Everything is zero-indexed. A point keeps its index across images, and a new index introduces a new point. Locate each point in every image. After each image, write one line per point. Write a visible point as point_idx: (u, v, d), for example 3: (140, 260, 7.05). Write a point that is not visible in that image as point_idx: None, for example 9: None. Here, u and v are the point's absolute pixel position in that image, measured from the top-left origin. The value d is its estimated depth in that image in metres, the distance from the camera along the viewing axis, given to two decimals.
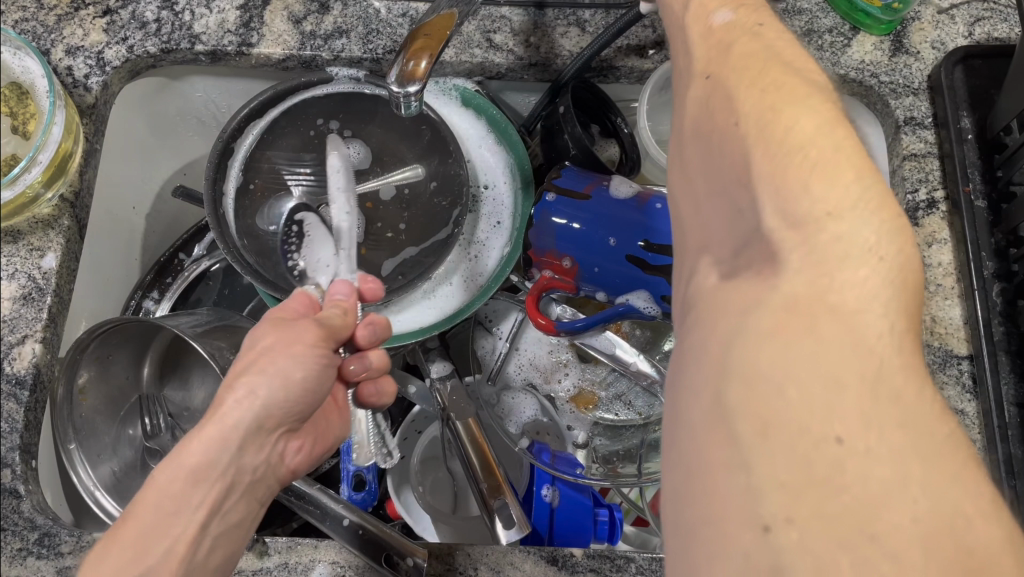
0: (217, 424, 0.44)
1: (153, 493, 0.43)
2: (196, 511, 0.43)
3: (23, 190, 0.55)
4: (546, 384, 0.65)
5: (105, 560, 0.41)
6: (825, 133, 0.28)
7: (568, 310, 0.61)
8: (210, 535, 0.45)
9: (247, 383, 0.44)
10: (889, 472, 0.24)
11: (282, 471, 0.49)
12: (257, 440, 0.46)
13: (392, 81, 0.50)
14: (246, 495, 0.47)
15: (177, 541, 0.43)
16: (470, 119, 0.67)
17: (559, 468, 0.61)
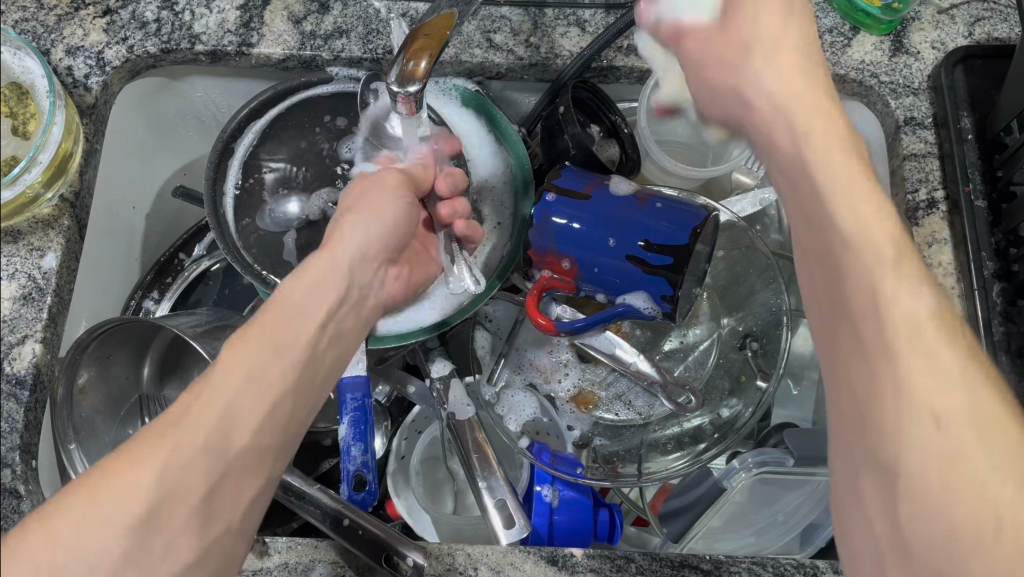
0: (327, 255, 0.51)
1: (279, 307, 0.46)
2: (317, 312, 0.47)
3: (23, 190, 0.55)
4: (546, 384, 0.65)
5: (244, 352, 0.43)
6: (833, 248, 0.36)
7: (568, 309, 0.62)
8: (325, 343, 0.48)
9: (353, 220, 0.54)
10: (864, 498, 0.36)
11: (383, 294, 0.56)
12: (364, 267, 0.53)
13: (393, 80, 0.51)
14: (354, 312, 0.52)
15: (302, 339, 0.45)
16: (469, 119, 0.66)
17: (559, 468, 0.60)
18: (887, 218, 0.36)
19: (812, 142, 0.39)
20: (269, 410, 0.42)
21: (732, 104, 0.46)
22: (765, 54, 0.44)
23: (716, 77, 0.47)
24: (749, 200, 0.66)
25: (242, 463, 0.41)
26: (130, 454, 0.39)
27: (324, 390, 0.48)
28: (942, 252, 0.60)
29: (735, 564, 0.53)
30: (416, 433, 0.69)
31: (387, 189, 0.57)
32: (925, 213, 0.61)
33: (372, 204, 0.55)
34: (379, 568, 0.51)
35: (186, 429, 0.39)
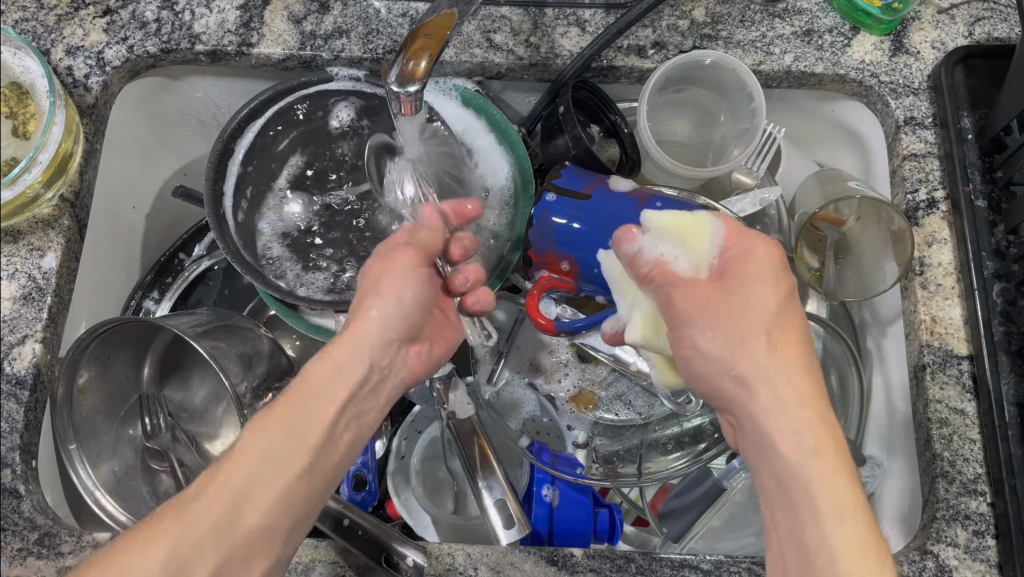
0: (352, 334, 0.46)
1: (298, 391, 0.44)
2: (338, 394, 0.45)
3: (23, 190, 0.55)
4: (546, 384, 0.64)
5: (260, 441, 0.43)
6: (772, 393, 0.43)
7: (567, 309, 0.62)
8: (343, 428, 0.45)
9: (371, 303, 0.47)
10: None
11: (404, 374, 0.49)
12: (384, 350, 0.47)
13: (393, 80, 0.51)
14: (370, 396, 0.47)
15: (322, 419, 0.44)
16: (470, 117, 0.64)
17: (559, 468, 0.62)
18: (811, 393, 0.43)
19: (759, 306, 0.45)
20: (281, 490, 0.42)
21: (716, 377, 0.45)
22: (763, 338, 0.44)
23: (718, 344, 0.44)
24: (749, 200, 0.66)
25: (248, 545, 0.42)
26: (152, 527, 0.41)
27: (338, 475, 0.46)
28: (942, 252, 0.60)
29: (735, 564, 0.53)
30: (416, 433, 0.69)
31: (408, 266, 0.48)
32: (925, 213, 0.61)
33: (395, 288, 0.47)
34: (379, 569, 0.52)
35: (210, 494, 0.41)
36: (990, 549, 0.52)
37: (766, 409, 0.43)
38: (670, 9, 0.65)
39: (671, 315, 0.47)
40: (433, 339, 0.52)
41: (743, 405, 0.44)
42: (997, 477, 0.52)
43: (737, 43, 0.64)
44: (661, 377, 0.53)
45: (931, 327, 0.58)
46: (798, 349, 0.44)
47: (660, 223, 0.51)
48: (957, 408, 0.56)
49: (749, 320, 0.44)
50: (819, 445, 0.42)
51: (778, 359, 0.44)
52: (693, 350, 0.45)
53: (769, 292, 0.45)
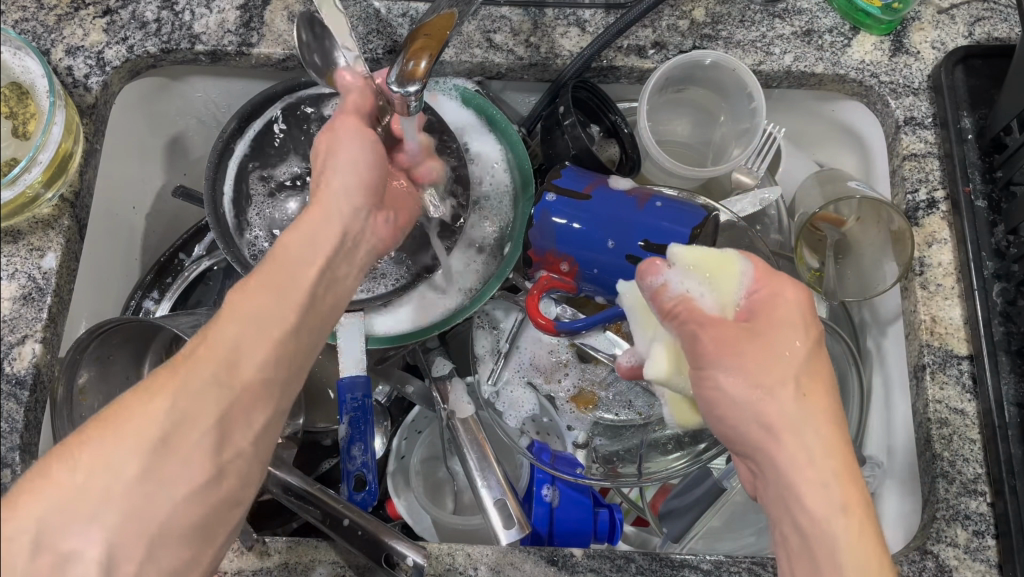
0: (319, 206, 0.46)
1: (279, 260, 0.44)
2: (315, 256, 0.44)
3: (23, 190, 0.55)
4: (546, 384, 0.64)
5: (253, 298, 0.42)
6: (798, 441, 0.42)
7: (567, 309, 0.62)
8: (324, 291, 0.45)
9: (332, 169, 0.47)
10: None
11: (375, 240, 0.49)
12: (355, 219, 0.47)
13: (392, 81, 0.50)
14: (354, 250, 0.47)
15: (304, 282, 0.43)
16: (472, 119, 0.66)
17: (559, 468, 0.62)
18: (835, 442, 0.43)
19: (788, 352, 0.44)
20: (274, 349, 0.42)
21: (740, 422, 0.44)
22: (792, 385, 0.44)
23: (743, 387, 0.44)
24: (749, 200, 0.66)
25: (249, 397, 0.41)
26: (149, 388, 0.40)
27: (323, 335, 0.46)
28: (942, 252, 0.60)
29: (735, 564, 0.53)
30: (416, 433, 0.69)
31: (359, 131, 0.48)
32: (925, 213, 0.61)
33: (346, 151, 0.47)
34: (379, 568, 0.51)
35: (200, 361, 0.40)
36: (990, 549, 0.52)
37: (795, 461, 0.42)
38: (670, 9, 0.65)
39: (693, 352, 0.46)
40: (396, 210, 0.53)
41: (769, 453, 0.43)
42: (997, 477, 0.52)
43: (737, 43, 0.64)
44: (676, 415, 0.52)
45: (931, 327, 0.58)
46: (825, 399, 0.44)
47: (686, 258, 0.49)
48: (957, 408, 0.56)
49: (778, 365, 0.44)
50: (848, 500, 0.41)
51: (807, 408, 0.43)
52: (716, 391, 0.45)
53: (798, 338, 0.45)
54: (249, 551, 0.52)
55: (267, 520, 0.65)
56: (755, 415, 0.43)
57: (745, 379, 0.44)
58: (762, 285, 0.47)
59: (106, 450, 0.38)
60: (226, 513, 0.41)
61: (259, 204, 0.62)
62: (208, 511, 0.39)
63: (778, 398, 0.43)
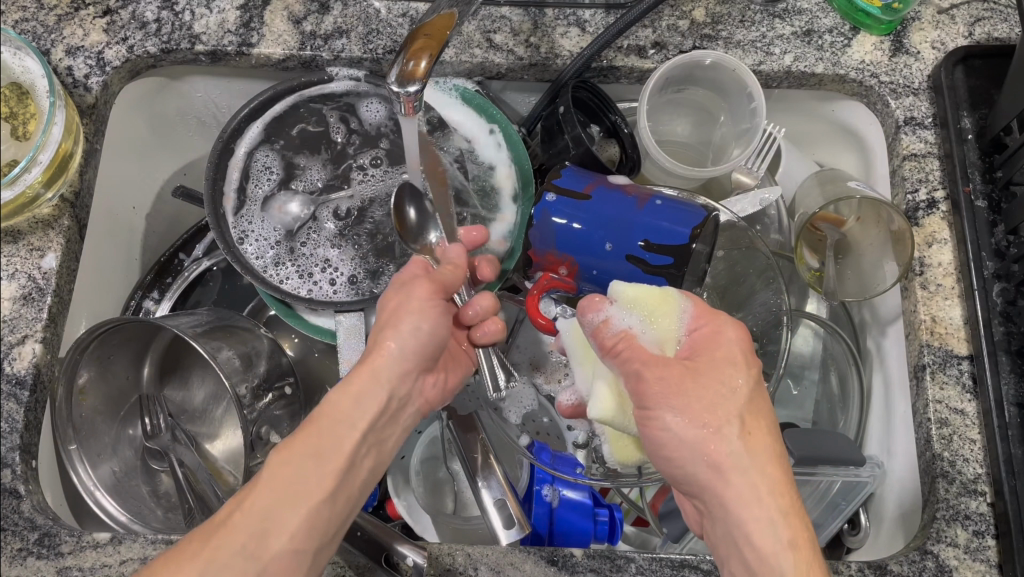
0: (370, 377, 0.48)
1: (321, 419, 0.47)
2: (359, 423, 0.47)
3: (23, 190, 0.55)
4: (546, 384, 0.63)
5: (294, 463, 0.45)
6: (742, 477, 0.45)
7: (568, 310, 0.58)
8: (364, 454, 0.48)
9: (390, 337, 0.49)
10: None
11: (419, 402, 0.53)
12: (405, 385, 0.50)
13: (393, 80, 0.51)
14: (394, 421, 0.51)
15: (346, 447, 0.46)
16: (484, 127, 0.65)
17: (559, 469, 0.61)
18: (778, 476, 0.45)
19: (730, 391, 0.47)
20: (307, 517, 0.44)
21: (688, 462, 0.46)
22: (736, 424, 0.46)
23: (687, 426, 0.45)
24: (749, 200, 0.66)
25: (276, 566, 0.43)
26: (179, 554, 0.42)
27: (360, 501, 0.48)
28: (942, 253, 0.60)
29: None
30: (416, 433, 0.69)
31: (430, 299, 0.51)
32: (925, 213, 0.61)
33: (413, 323, 0.50)
34: (379, 568, 0.52)
35: (232, 529, 0.43)
36: (990, 549, 0.52)
37: (741, 498, 0.44)
38: (670, 9, 0.65)
39: (638, 393, 0.47)
40: (445, 372, 0.56)
41: (717, 491, 0.45)
42: (997, 477, 0.53)
43: (737, 43, 0.64)
44: (615, 452, 0.55)
45: (931, 327, 0.58)
46: (767, 436, 0.47)
47: (627, 295, 0.51)
48: (957, 408, 0.56)
49: (720, 404, 0.46)
50: (795, 536, 0.43)
51: (749, 446, 0.46)
52: (662, 431, 0.46)
53: (740, 377, 0.47)
54: None
55: None
56: (703, 457, 0.45)
57: (692, 421, 0.45)
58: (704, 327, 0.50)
59: None
60: None
61: (258, 174, 0.62)
62: None
63: (719, 436, 0.45)
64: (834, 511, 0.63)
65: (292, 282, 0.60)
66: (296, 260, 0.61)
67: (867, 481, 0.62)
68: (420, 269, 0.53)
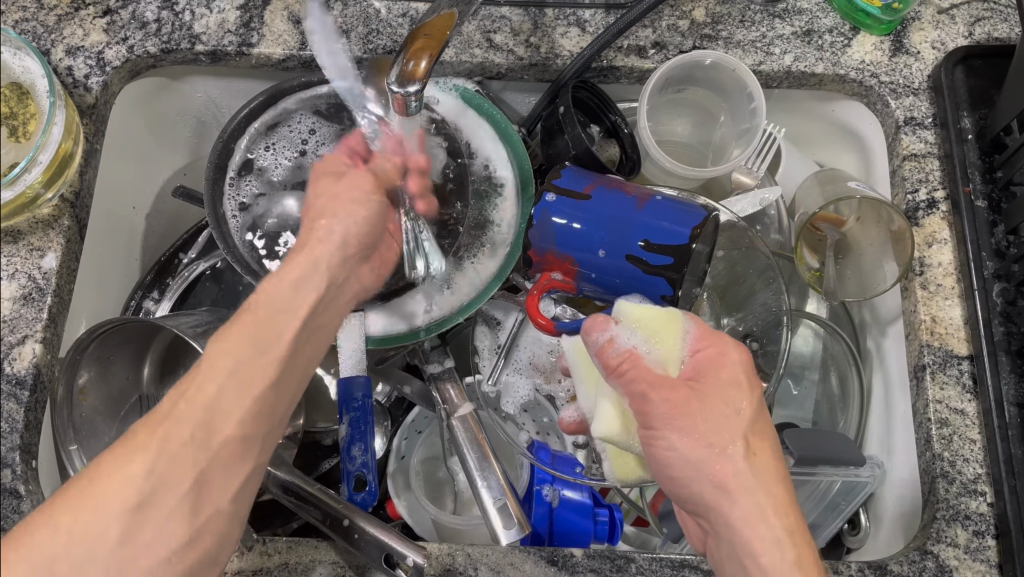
0: (303, 257, 0.47)
1: (258, 306, 0.45)
2: (295, 310, 0.45)
3: (23, 190, 0.55)
4: (546, 384, 0.64)
5: (232, 346, 0.43)
6: (752, 502, 0.45)
7: (568, 309, 0.61)
8: (306, 342, 0.46)
9: (325, 222, 0.48)
10: None
11: (356, 290, 0.51)
12: (341, 267, 0.48)
13: (393, 81, 0.51)
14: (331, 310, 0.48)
15: (285, 334, 0.44)
16: (501, 149, 0.64)
17: (559, 468, 0.61)
18: (784, 500, 0.45)
19: (735, 413, 0.47)
20: (252, 409, 0.43)
21: (693, 481, 0.46)
22: (741, 445, 0.46)
23: (691, 446, 0.46)
24: (749, 200, 0.66)
25: (225, 456, 0.43)
26: (130, 443, 0.42)
27: (302, 386, 0.47)
28: (942, 252, 0.60)
29: None
30: (416, 433, 0.69)
31: (361, 193, 0.50)
32: (925, 213, 0.61)
33: (345, 211, 0.49)
34: (378, 568, 0.51)
35: (177, 421, 0.42)
36: (990, 549, 0.52)
37: (747, 519, 0.44)
38: (670, 9, 0.65)
39: (643, 413, 0.47)
40: (381, 265, 0.55)
41: (722, 510, 0.45)
42: (997, 477, 0.53)
43: (737, 43, 0.64)
44: (616, 469, 0.53)
45: (931, 327, 0.58)
46: (770, 457, 0.47)
47: (631, 315, 0.50)
48: (957, 408, 0.56)
49: (725, 426, 0.47)
50: (800, 557, 0.43)
51: (755, 468, 0.46)
52: (668, 452, 0.46)
53: (743, 399, 0.48)
54: (249, 551, 0.53)
55: (268, 519, 0.65)
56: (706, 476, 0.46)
57: (696, 441, 0.46)
58: (712, 348, 0.49)
59: (88, 510, 0.40)
60: (205, 568, 0.43)
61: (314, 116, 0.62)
62: (188, 567, 0.42)
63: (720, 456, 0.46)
64: (834, 511, 0.63)
65: (263, 155, 0.61)
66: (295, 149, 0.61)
67: (867, 481, 0.62)
68: (346, 161, 0.53)
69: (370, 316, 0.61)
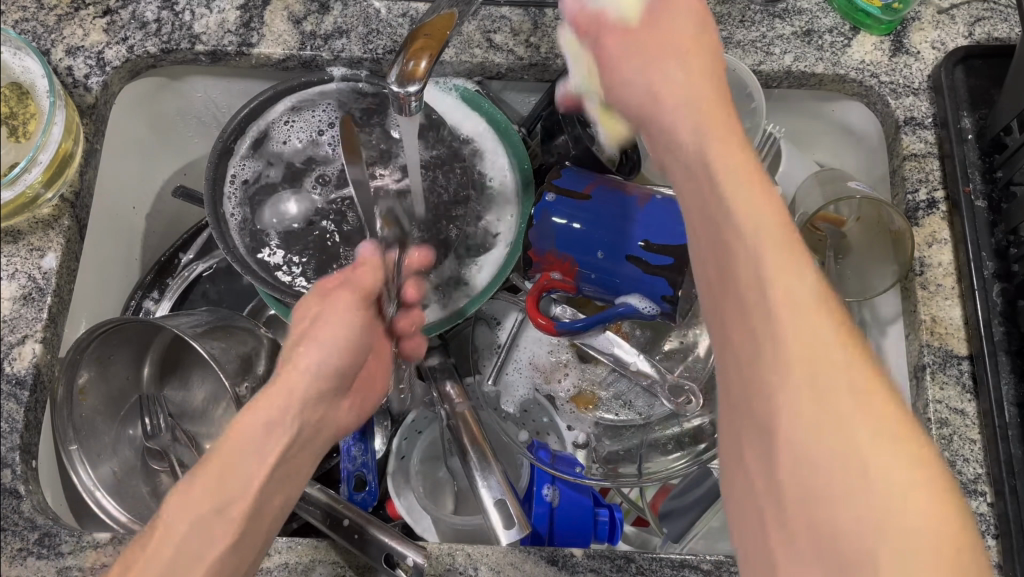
0: (284, 389, 0.47)
1: (230, 439, 0.44)
2: (274, 442, 0.45)
3: (23, 190, 0.55)
4: (546, 384, 0.64)
5: (198, 485, 0.42)
6: (698, 131, 0.38)
7: (568, 310, 0.61)
8: (282, 473, 0.46)
9: (305, 348, 0.48)
10: (893, 494, 0.32)
11: (338, 427, 0.52)
12: (320, 403, 0.49)
13: (393, 81, 0.51)
14: (312, 443, 0.49)
15: (266, 463, 0.44)
16: (499, 150, 0.64)
17: (559, 468, 0.61)
18: (750, 168, 0.37)
19: (674, 33, 0.41)
20: (227, 545, 0.42)
21: (667, 113, 0.40)
22: (694, 105, 0.39)
23: (688, 80, 0.40)
24: None
25: None
26: None
27: (278, 522, 0.47)
28: (942, 252, 0.60)
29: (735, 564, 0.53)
30: (416, 433, 0.69)
31: (347, 315, 0.50)
32: (925, 213, 0.61)
33: (329, 333, 0.49)
34: (378, 568, 0.51)
35: (148, 562, 0.41)
36: (990, 549, 0.52)
37: (701, 153, 0.38)
38: None
39: (602, 55, 0.43)
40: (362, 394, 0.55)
41: (700, 199, 0.38)
42: (997, 477, 0.52)
43: (737, 43, 0.64)
44: (607, 130, 0.58)
45: (931, 327, 0.58)
46: (709, 62, 0.41)
47: None
48: (957, 409, 0.56)
49: (672, 46, 0.41)
50: (789, 250, 0.35)
51: (703, 113, 0.39)
52: (623, 88, 0.42)
53: (693, 24, 0.42)
54: None
55: None
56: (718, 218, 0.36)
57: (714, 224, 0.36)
58: None
59: None
60: None
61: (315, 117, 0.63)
62: None
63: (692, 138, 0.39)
64: None
65: (263, 146, 0.61)
66: (310, 134, 0.63)
67: None
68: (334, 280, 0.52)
69: None
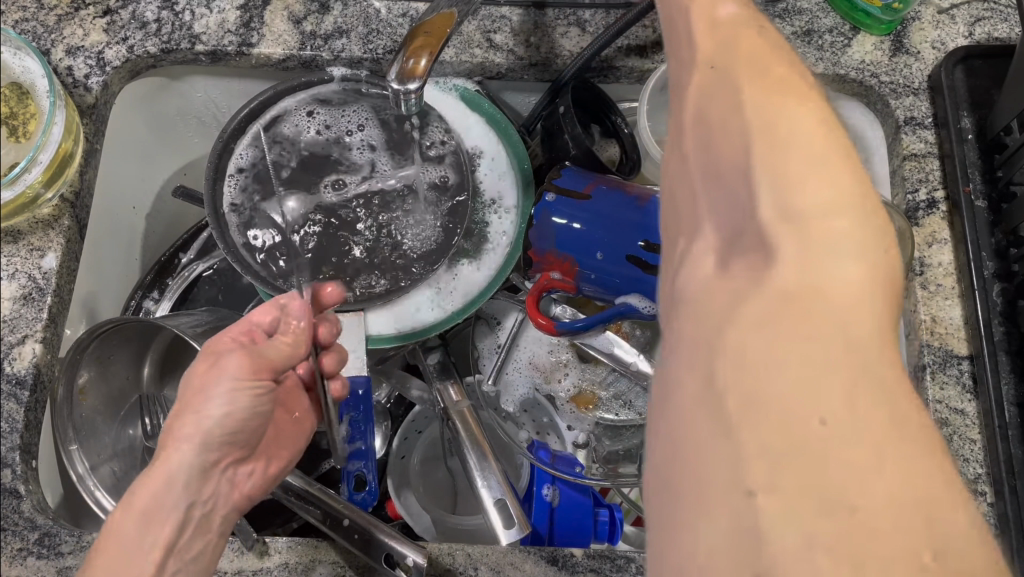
0: (158, 478, 0.47)
1: (108, 537, 0.46)
2: (151, 540, 0.46)
3: (23, 190, 0.55)
4: (546, 384, 0.65)
5: None
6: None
7: (568, 310, 0.61)
8: (177, 561, 0.47)
9: (175, 445, 0.47)
10: (847, 431, 0.25)
11: (236, 498, 0.51)
12: (202, 481, 0.48)
13: (393, 78, 0.51)
14: (200, 531, 0.49)
15: (150, 558, 0.46)
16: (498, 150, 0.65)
17: (559, 468, 0.61)
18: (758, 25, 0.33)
19: None
20: None
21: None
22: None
23: None
24: None
25: None
26: None
27: None
28: (942, 252, 0.60)
29: None
30: (416, 433, 0.68)
31: (232, 386, 0.48)
32: (925, 213, 0.61)
33: (212, 408, 0.48)
34: (379, 569, 0.51)
35: None
36: None
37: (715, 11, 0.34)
38: None
39: None
40: (269, 459, 0.54)
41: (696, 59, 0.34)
42: (997, 478, 0.53)
43: None
44: None
45: (931, 327, 0.58)
46: None
47: None
48: (957, 409, 0.56)
49: None
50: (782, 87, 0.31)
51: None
52: None
53: None
54: (249, 551, 0.53)
55: (267, 519, 0.65)
56: (733, 89, 0.31)
57: (722, 90, 0.32)
58: None
59: None
60: None
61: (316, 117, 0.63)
62: None
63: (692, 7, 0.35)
64: None
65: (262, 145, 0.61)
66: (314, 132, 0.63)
67: None
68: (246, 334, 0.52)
69: (370, 316, 0.60)
